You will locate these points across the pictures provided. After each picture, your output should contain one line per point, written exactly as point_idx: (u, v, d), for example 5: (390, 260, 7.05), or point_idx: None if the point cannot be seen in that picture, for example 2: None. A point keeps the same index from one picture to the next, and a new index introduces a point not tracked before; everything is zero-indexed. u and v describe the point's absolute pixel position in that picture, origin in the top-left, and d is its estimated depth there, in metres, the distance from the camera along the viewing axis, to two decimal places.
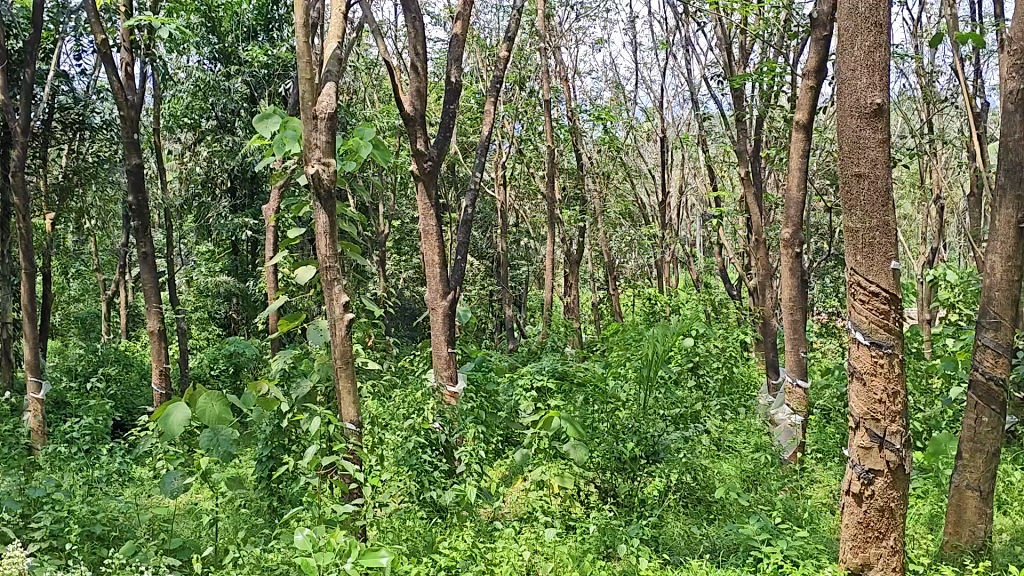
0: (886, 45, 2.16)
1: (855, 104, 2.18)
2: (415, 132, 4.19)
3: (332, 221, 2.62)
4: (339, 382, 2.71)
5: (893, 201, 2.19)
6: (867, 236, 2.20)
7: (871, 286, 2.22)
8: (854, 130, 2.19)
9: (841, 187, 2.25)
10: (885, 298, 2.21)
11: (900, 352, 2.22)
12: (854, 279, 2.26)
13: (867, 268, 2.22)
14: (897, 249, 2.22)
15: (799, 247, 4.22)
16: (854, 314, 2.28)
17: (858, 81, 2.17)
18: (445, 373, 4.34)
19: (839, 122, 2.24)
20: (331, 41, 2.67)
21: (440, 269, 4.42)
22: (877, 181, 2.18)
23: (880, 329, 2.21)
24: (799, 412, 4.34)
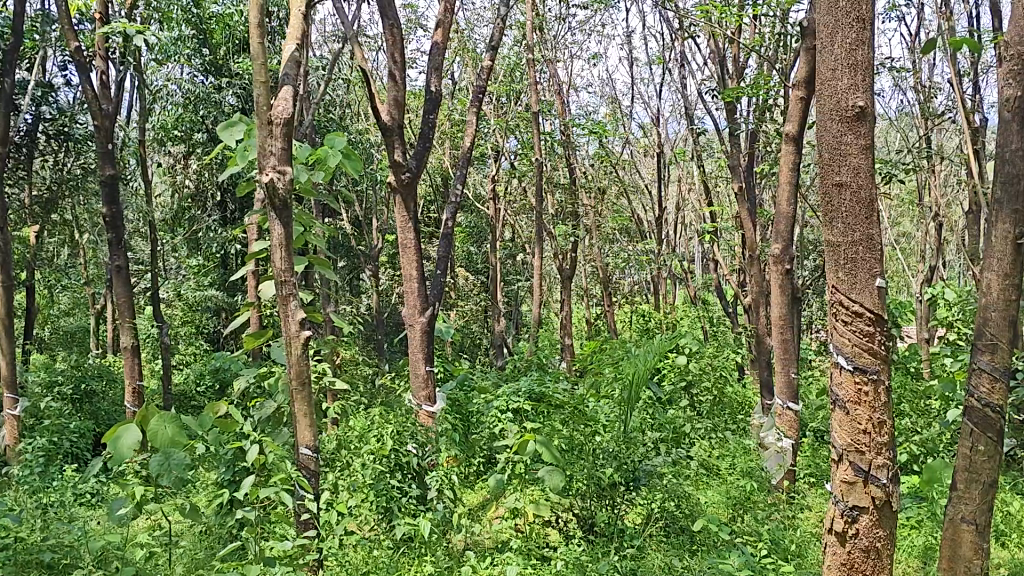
0: (869, 42, 2.02)
1: (837, 108, 2.04)
2: (392, 142, 4.03)
3: (288, 232, 2.47)
4: (295, 404, 2.54)
5: (878, 213, 2.04)
6: (850, 251, 2.05)
7: (854, 305, 2.06)
8: (835, 135, 2.05)
9: (822, 197, 2.11)
10: (870, 319, 2.05)
11: (886, 379, 2.08)
12: (837, 298, 2.11)
13: (850, 286, 2.07)
14: (883, 265, 2.07)
15: (790, 263, 4.04)
16: (837, 337, 2.13)
17: (839, 81, 2.03)
18: (422, 393, 4.19)
19: (819, 127, 2.10)
20: (290, 42, 2.53)
21: (418, 285, 4.27)
22: (861, 190, 2.02)
23: (865, 353, 2.06)
24: (794, 436, 4.15)
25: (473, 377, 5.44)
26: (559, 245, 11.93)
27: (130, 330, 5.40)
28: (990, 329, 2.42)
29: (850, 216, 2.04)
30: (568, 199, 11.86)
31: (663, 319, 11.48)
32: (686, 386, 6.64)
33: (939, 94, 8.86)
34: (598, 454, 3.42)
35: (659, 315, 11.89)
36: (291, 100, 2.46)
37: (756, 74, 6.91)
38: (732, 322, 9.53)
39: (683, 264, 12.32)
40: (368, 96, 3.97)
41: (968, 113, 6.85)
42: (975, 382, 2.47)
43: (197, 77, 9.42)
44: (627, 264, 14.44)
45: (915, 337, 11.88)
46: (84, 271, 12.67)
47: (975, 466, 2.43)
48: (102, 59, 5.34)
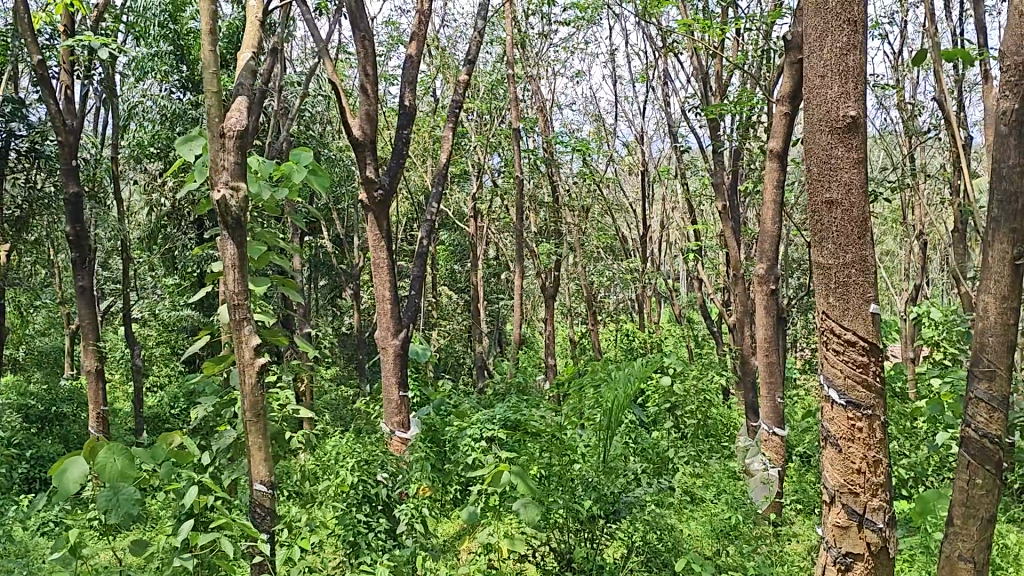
0: (861, 47, 1.90)
1: (826, 119, 1.91)
2: (364, 158, 3.88)
3: (241, 252, 2.31)
4: (249, 436, 2.38)
5: (871, 233, 1.91)
6: (842, 274, 1.92)
7: (847, 334, 1.93)
8: (825, 147, 1.91)
9: (812, 216, 1.97)
10: (863, 348, 1.92)
11: (881, 413, 1.93)
12: (827, 325, 1.97)
13: (842, 312, 1.93)
14: (876, 290, 1.93)
15: (775, 283, 3.90)
16: (827, 368, 2.00)
17: (828, 90, 1.91)
18: (395, 419, 4.02)
19: (807, 139, 1.97)
20: (245, 50, 2.38)
21: (392, 306, 4.11)
22: (853, 207, 1.89)
23: (858, 386, 1.92)
24: (780, 463, 4.00)
25: (451, 400, 5.28)
26: (542, 263, 11.82)
27: (95, 352, 5.23)
28: (987, 356, 2.29)
29: (841, 236, 1.90)
30: (552, 217, 11.75)
31: (648, 338, 11.36)
32: (670, 407, 6.50)
33: (923, 112, 8.82)
34: (575, 486, 3.25)
35: (643, 334, 11.78)
36: (247, 110, 2.31)
37: (739, 91, 6.81)
38: (716, 341, 9.43)
39: (668, 283, 12.22)
40: (339, 111, 3.83)
41: (954, 130, 6.77)
42: (972, 412, 2.33)
43: (175, 94, 9.28)
44: (612, 282, 14.33)
45: (900, 355, 11.85)
46: (59, 290, 12.46)
47: (972, 501, 2.27)
48: (67, 73, 5.19)
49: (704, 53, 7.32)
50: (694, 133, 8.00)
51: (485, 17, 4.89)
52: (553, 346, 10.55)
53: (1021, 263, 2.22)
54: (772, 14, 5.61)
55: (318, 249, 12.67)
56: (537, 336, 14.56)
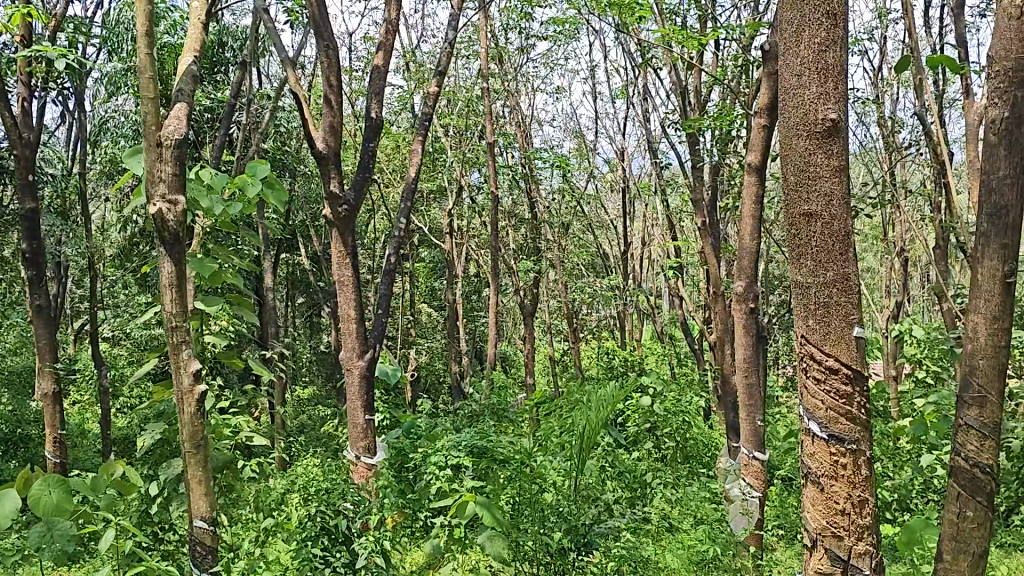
0: (840, 43, 1.76)
1: (803, 123, 1.77)
2: (327, 172, 3.72)
3: (179, 270, 2.14)
4: (189, 468, 2.22)
5: (853, 248, 1.78)
6: (821, 293, 1.78)
7: (827, 361, 1.79)
8: (803, 154, 1.78)
9: (790, 230, 1.83)
10: (845, 375, 1.78)
11: (867, 447, 1.79)
12: (807, 351, 1.83)
13: (822, 338, 1.80)
14: (859, 312, 1.79)
15: (755, 302, 3.74)
16: (807, 397, 1.86)
17: (806, 90, 1.77)
18: (360, 444, 3.85)
19: (784, 146, 1.83)
20: (187, 54, 2.23)
21: (357, 326, 3.92)
22: (833, 219, 1.76)
23: (841, 419, 1.78)
24: (761, 488, 3.81)
25: (422, 424, 5.11)
26: (520, 281, 11.67)
27: (51, 373, 5.02)
28: (977, 381, 2.14)
29: (820, 252, 1.77)
30: (531, 234, 11.63)
31: (628, 357, 11.22)
32: (650, 427, 6.37)
33: (904, 128, 8.76)
34: (545, 516, 3.12)
35: (624, 352, 11.64)
36: (187, 118, 2.16)
37: (718, 106, 6.72)
38: (697, 360, 9.30)
39: (649, 300, 12.09)
40: (302, 123, 3.67)
41: (935, 146, 6.69)
42: (962, 439, 2.19)
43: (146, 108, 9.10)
44: (593, 300, 14.21)
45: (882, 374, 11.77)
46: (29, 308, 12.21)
47: (963, 535, 2.13)
48: (25, 84, 5.01)
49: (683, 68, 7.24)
50: (673, 149, 7.90)
51: (457, 28, 4.75)
52: (531, 365, 10.39)
53: (1012, 280, 2.09)
54: (751, 26, 5.51)
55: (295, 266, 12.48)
56: (517, 354, 14.39)
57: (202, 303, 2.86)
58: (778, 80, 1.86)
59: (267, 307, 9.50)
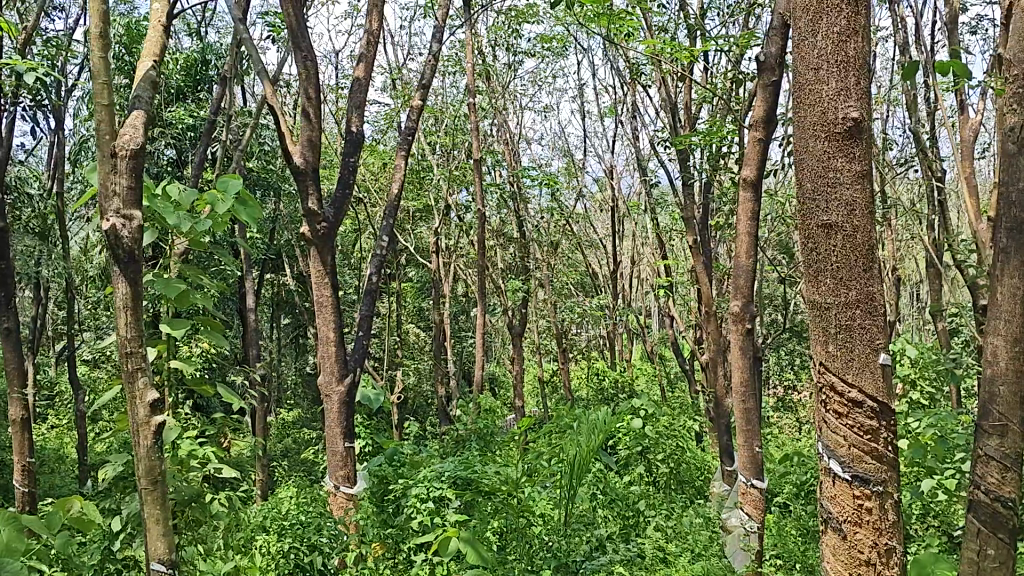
0: (862, 37, 1.72)
1: (824, 123, 1.72)
2: (306, 188, 3.56)
3: (135, 291, 1.97)
4: (145, 507, 2.04)
5: (875, 263, 1.71)
6: (843, 314, 1.70)
7: (850, 392, 1.70)
8: (822, 157, 1.72)
9: (808, 243, 1.76)
10: (870, 408, 1.69)
11: (892, 486, 1.70)
12: (827, 381, 1.75)
13: (845, 367, 1.71)
14: (883, 338, 1.72)
15: (751, 322, 3.58)
16: (828, 435, 1.76)
17: (825, 87, 1.73)
18: (340, 473, 3.71)
19: (801, 150, 1.78)
20: (146, 59, 2.07)
21: (336, 349, 3.75)
22: (855, 230, 1.69)
23: (865, 455, 1.69)
24: (758, 517, 3.66)
25: (405, 450, 4.92)
26: (509, 301, 11.51)
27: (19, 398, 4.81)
28: (997, 409, 2.00)
29: (842, 266, 1.70)
30: (520, 254, 11.47)
31: (619, 378, 11.03)
32: (642, 450, 6.19)
33: (895, 146, 8.66)
34: (533, 557, 3.05)
35: (614, 373, 11.48)
36: (143, 127, 1.99)
37: (709, 123, 6.59)
38: (689, 381, 9.12)
39: (640, 320, 11.92)
40: (278, 137, 3.51)
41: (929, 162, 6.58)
42: (980, 471, 2.03)
43: None
44: (583, 321, 14.04)
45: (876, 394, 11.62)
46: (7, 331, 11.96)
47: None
48: None
49: (672, 85, 7.12)
50: (663, 167, 7.77)
51: (442, 41, 4.61)
52: (521, 386, 10.19)
53: None
54: (742, 40, 5.39)
55: (280, 286, 12.28)
56: (506, 376, 14.20)
57: (170, 327, 2.70)
58: (795, 79, 1.81)
59: (250, 329, 9.29)
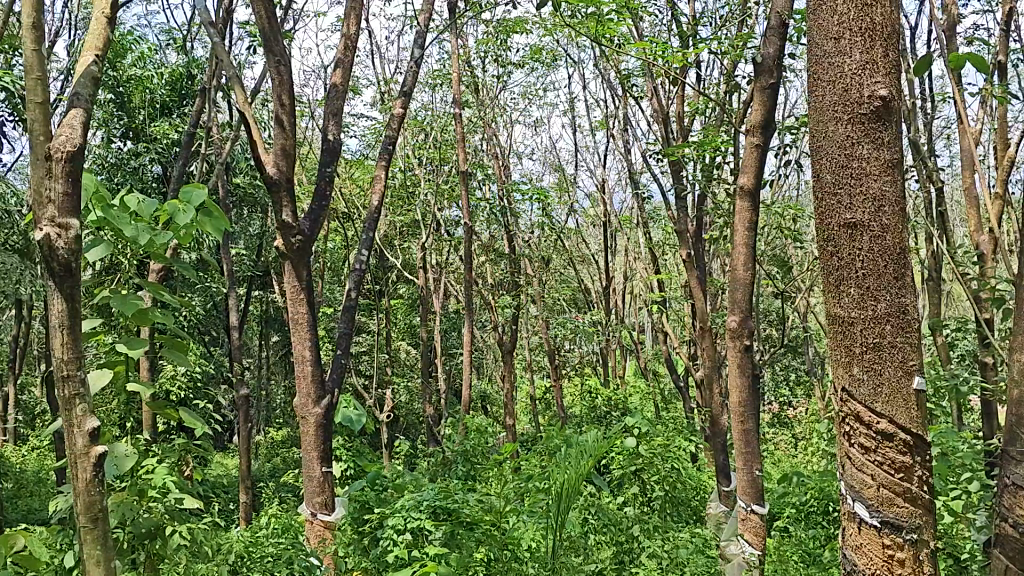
0: (888, 7, 1.58)
1: (846, 102, 1.58)
2: (279, 199, 3.37)
3: (73, 308, 1.76)
4: (84, 549, 1.83)
5: (905, 270, 1.56)
6: (871, 330, 1.55)
7: (877, 423, 1.56)
8: (844, 145, 1.57)
9: (827, 244, 1.61)
10: (902, 442, 1.55)
11: (926, 530, 1.56)
12: (851, 408, 1.60)
13: (872, 393, 1.57)
14: (916, 358, 1.57)
15: (749, 338, 3.37)
16: (852, 473, 1.63)
17: (847, 59, 1.58)
18: (316, 500, 3.48)
19: (818, 135, 1.63)
20: (87, 53, 1.87)
21: (312, 369, 3.54)
22: (884, 230, 1.54)
23: (895, 498, 1.55)
24: (758, 545, 3.47)
25: (388, 475, 4.71)
26: (500, 317, 11.32)
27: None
28: None
29: (871, 274, 1.55)
30: (510, 269, 11.30)
31: (613, 396, 10.83)
32: (635, 471, 5.85)
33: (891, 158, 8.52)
34: None
35: (607, 390, 11.30)
36: (82, 127, 1.79)
37: (702, 134, 6.43)
38: (684, 399, 8.95)
39: (633, 336, 11.75)
40: (250, 145, 3.31)
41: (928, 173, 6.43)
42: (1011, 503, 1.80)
43: None
44: (575, 338, 13.85)
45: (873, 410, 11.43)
46: None
47: None
48: None
49: (663, 96, 6.98)
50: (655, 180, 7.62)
51: (425, 48, 4.44)
52: (512, 405, 9.99)
53: None
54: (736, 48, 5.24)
55: (266, 304, 12.07)
56: (498, 393, 14.00)
57: (126, 347, 2.51)
58: (810, 53, 1.67)
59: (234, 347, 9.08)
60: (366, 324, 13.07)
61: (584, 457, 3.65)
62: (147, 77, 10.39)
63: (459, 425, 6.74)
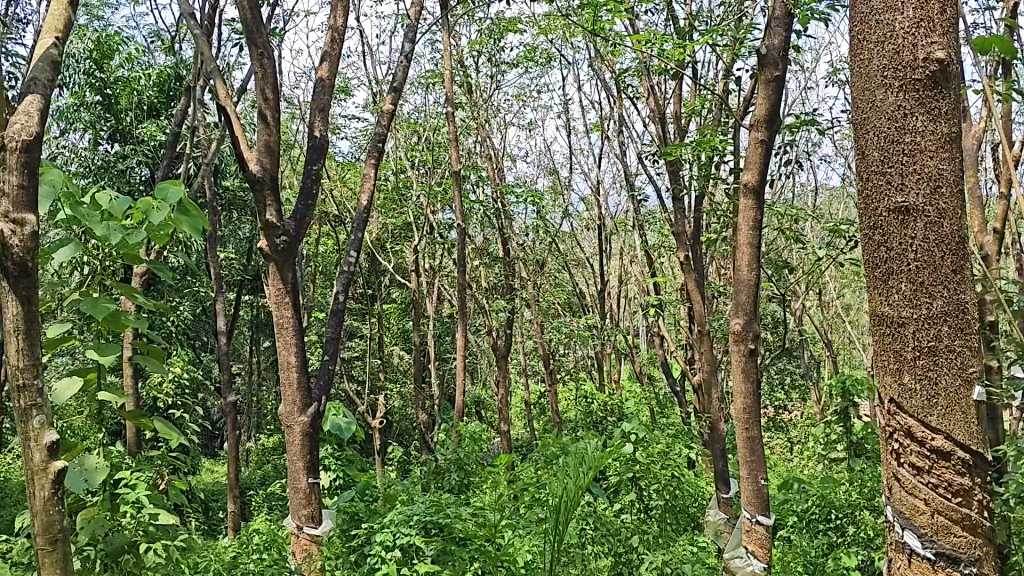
0: None
1: (898, 68, 1.56)
2: (263, 197, 3.23)
3: (30, 310, 1.58)
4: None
5: (962, 263, 1.53)
6: (925, 333, 1.52)
7: (934, 441, 1.54)
8: (897, 122, 1.56)
9: (878, 231, 1.58)
10: (960, 461, 1.53)
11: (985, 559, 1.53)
12: (904, 426, 1.58)
13: (926, 406, 1.54)
14: (973, 370, 1.54)
15: (754, 341, 3.20)
16: (903, 496, 1.60)
17: (899, 18, 1.57)
18: (302, 512, 3.33)
19: (867, 108, 1.60)
20: (46, 36, 1.72)
21: (298, 375, 3.40)
22: (939, 217, 1.52)
23: (950, 529, 1.52)
24: (764, 558, 3.32)
25: (379, 484, 4.57)
26: (493, 321, 11.17)
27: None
28: None
29: (926, 264, 1.52)
30: (504, 272, 11.16)
31: (608, 400, 10.69)
32: (631, 477, 5.76)
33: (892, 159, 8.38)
34: None
35: (602, 395, 11.16)
36: (40, 114, 1.63)
37: (700, 132, 6.30)
38: (681, 403, 8.82)
39: (628, 340, 11.61)
40: (232, 141, 3.17)
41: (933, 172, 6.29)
42: None
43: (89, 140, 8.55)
44: (570, 342, 13.71)
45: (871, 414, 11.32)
46: None
47: None
48: None
49: (659, 94, 6.86)
50: (651, 181, 7.50)
51: (415, 42, 4.31)
52: (506, 409, 9.85)
53: None
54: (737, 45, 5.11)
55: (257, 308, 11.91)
56: (492, 398, 13.86)
57: (98, 353, 2.37)
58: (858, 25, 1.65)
59: (223, 352, 8.92)
60: (359, 329, 12.91)
61: (582, 468, 3.51)
62: (135, 78, 10.24)
63: (453, 431, 6.60)
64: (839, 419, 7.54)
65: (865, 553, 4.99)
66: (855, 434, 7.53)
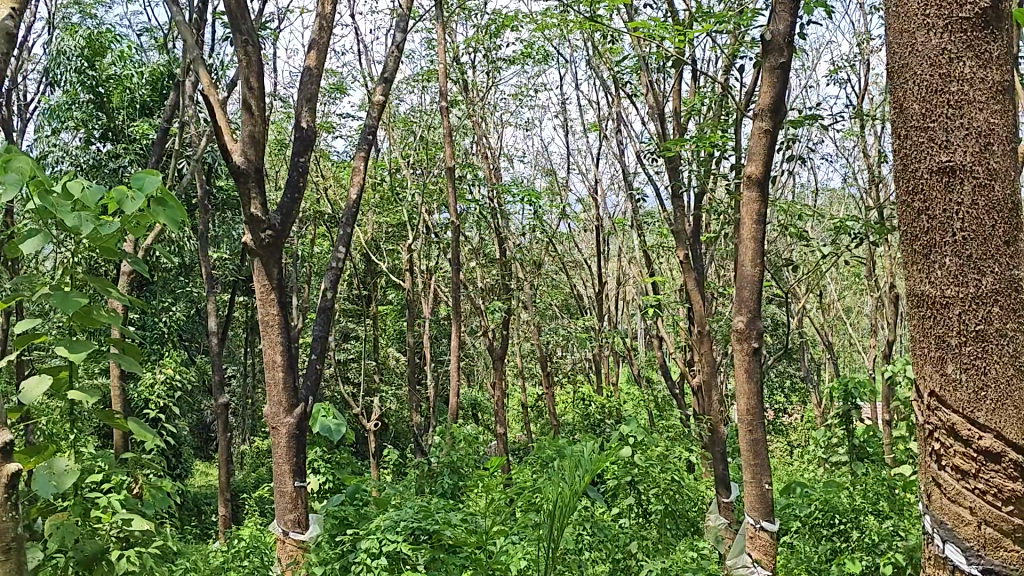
0: None
1: (939, 27, 1.42)
2: (247, 191, 3.11)
3: None
4: None
5: (1015, 235, 1.38)
6: (973, 315, 1.37)
7: (982, 440, 1.38)
8: (940, 82, 1.41)
9: (919, 202, 1.44)
10: (1011, 463, 1.37)
11: None
12: (948, 424, 1.42)
13: (973, 399, 1.38)
14: None
15: (758, 339, 3.09)
16: (944, 504, 1.45)
17: None
18: (288, 517, 3.22)
19: (905, 74, 1.47)
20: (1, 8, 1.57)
21: (284, 376, 3.27)
22: (989, 183, 1.37)
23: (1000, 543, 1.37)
24: (768, 565, 3.17)
25: (370, 488, 4.45)
26: (490, 323, 11.07)
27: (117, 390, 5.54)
28: None
29: (974, 237, 1.37)
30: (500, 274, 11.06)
31: (606, 402, 10.59)
32: (630, 481, 5.57)
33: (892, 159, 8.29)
34: None
35: (601, 397, 11.06)
36: None
37: (700, 128, 6.20)
38: (680, 405, 8.71)
39: (626, 343, 11.51)
40: (214, 132, 3.05)
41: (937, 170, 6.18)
42: None
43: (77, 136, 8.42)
44: (568, 344, 13.62)
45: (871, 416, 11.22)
46: None
47: None
48: None
49: (658, 91, 6.77)
50: (648, 180, 7.40)
51: (407, 34, 4.20)
52: (503, 412, 9.75)
53: None
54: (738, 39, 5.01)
55: (252, 310, 11.79)
56: (489, 401, 13.76)
57: (67, 351, 2.25)
58: None
59: (215, 354, 8.80)
60: (355, 331, 12.80)
61: (579, 471, 3.40)
62: (128, 76, 10.14)
63: (448, 433, 6.49)
64: (840, 422, 7.44)
65: (869, 558, 4.86)
66: (856, 436, 7.43)
